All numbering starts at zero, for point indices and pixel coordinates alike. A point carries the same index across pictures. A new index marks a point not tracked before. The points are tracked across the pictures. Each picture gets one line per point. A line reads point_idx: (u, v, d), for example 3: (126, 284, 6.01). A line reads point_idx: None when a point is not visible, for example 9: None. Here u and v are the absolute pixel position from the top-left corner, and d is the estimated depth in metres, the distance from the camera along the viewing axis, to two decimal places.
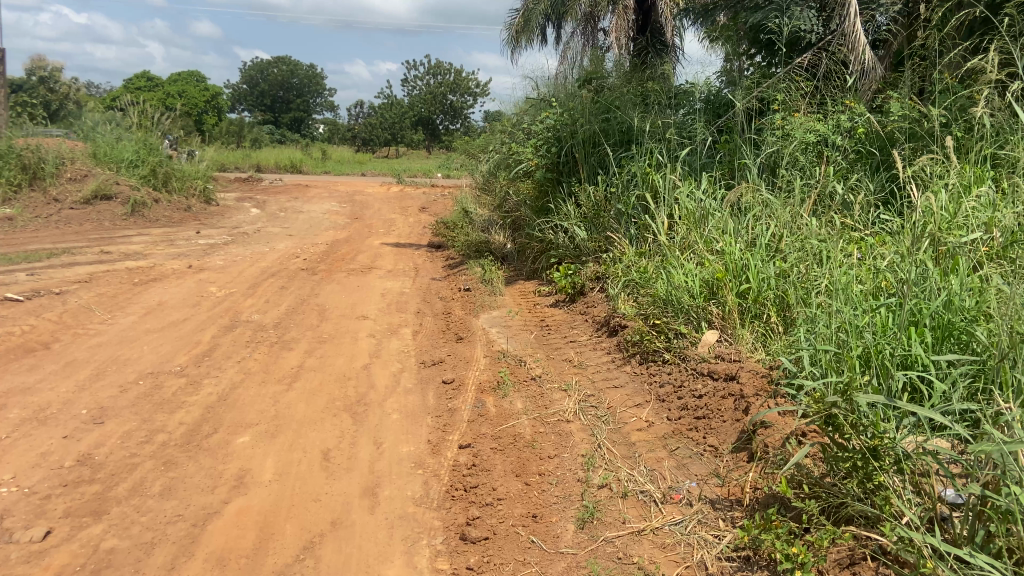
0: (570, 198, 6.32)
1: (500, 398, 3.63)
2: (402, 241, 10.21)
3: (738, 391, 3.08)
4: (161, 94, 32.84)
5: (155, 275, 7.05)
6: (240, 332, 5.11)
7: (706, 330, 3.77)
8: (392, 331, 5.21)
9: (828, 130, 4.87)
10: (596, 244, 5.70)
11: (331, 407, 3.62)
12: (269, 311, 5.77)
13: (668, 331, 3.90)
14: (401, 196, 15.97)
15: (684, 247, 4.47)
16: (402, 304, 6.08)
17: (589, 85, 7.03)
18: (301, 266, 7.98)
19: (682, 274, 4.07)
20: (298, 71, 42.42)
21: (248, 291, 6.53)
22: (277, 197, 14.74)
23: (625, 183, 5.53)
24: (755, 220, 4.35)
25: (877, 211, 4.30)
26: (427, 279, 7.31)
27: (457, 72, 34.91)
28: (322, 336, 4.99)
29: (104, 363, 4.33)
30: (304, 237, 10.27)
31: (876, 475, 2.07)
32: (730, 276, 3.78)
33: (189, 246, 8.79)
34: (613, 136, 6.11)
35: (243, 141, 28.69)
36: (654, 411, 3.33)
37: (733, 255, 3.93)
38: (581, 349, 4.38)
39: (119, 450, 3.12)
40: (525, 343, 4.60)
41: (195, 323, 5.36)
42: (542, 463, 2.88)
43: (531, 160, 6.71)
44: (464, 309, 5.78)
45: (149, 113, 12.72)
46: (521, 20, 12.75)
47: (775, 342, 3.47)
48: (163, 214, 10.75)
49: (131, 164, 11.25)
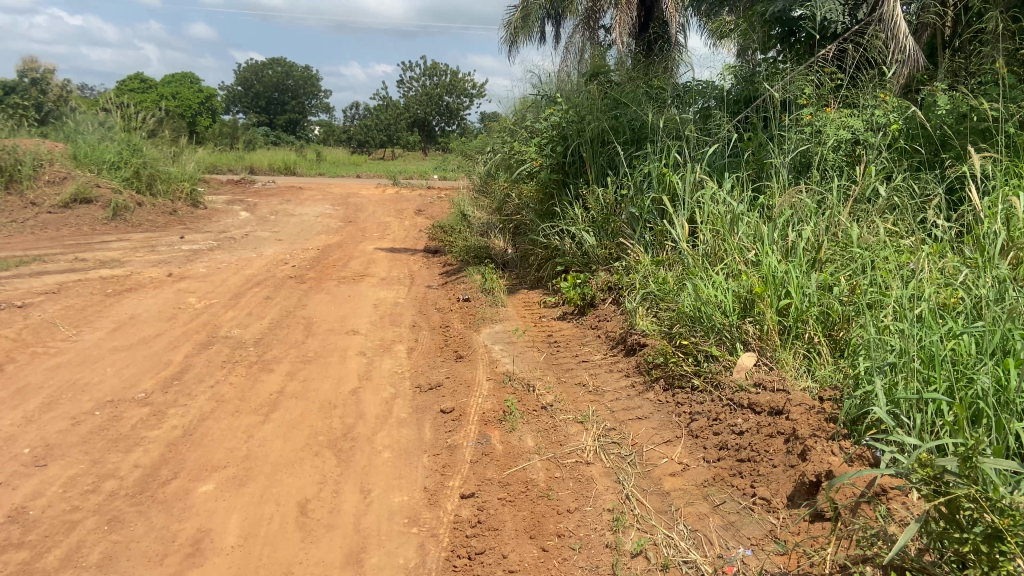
0: (578, 201, 5.85)
1: (507, 432, 3.16)
2: (397, 245, 9.74)
3: (790, 429, 2.63)
4: (153, 96, 32.30)
5: (131, 284, 6.58)
6: (216, 350, 4.64)
7: (742, 353, 3.29)
8: (384, 348, 4.73)
9: (863, 127, 4.42)
10: (607, 251, 5.24)
11: (312, 443, 3.14)
12: (250, 325, 5.30)
13: (697, 353, 3.43)
14: (397, 198, 15.52)
15: (712, 256, 4.01)
16: (396, 317, 5.61)
17: (596, 81, 6.57)
18: (289, 273, 7.51)
19: (711, 286, 3.60)
20: (293, 73, 41.94)
21: (230, 302, 6.05)
22: (267, 200, 14.23)
23: (639, 185, 5.07)
24: (791, 225, 3.89)
25: (925, 218, 3.86)
26: (423, 288, 6.85)
27: (454, 73, 34.44)
28: (307, 354, 4.52)
29: (59, 390, 3.87)
30: (294, 242, 9.79)
31: (1001, 562, 1.58)
32: (770, 290, 3.32)
33: (171, 252, 8.31)
34: (624, 135, 5.65)
35: (236, 143, 28.16)
36: (688, 450, 2.87)
37: (771, 265, 3.46)
38: (595, 371, 3.92)
39: (58, 502, 2.65)
40: (532, 363, 4.13)
41: (167, 340, 4.89)
42: (560, 520, 2.42)
43: (535, 159, 6.25)
44: (464, 322, 5.32)
45: (134, 113, 12.24)
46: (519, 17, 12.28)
47: (824, 369, 3.01)
48: (146, 217, 10.25)
49: (113, 165, 10.76)
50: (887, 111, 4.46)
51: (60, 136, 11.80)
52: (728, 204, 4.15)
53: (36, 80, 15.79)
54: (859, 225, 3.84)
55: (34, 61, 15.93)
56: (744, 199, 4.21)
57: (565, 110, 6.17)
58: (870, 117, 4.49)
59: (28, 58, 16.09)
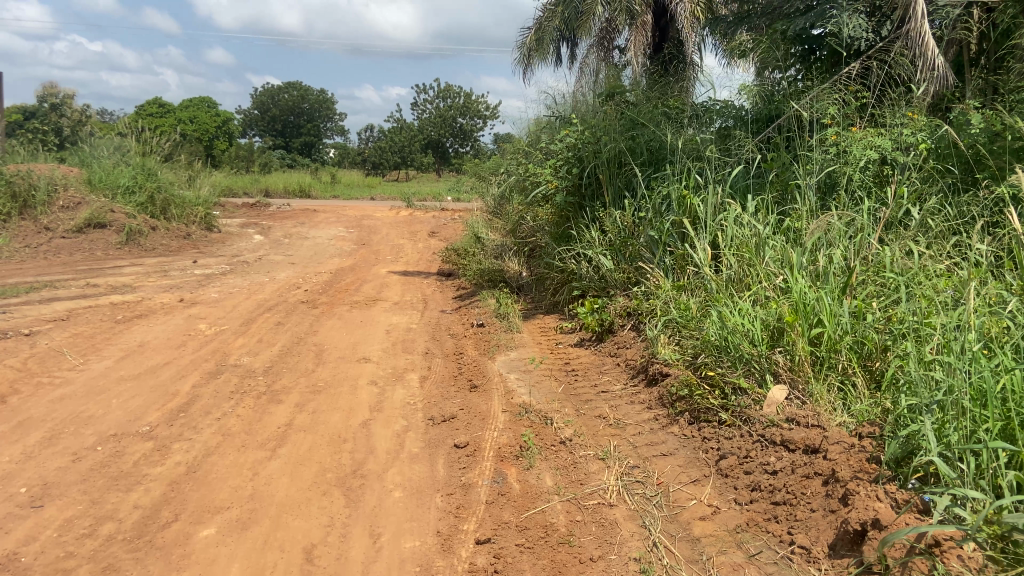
0: (594, 224, 5.72)
1: (525, 470, 3.01)
2: (410, 268, 9.64)
3: (829, 471, 2.47)
4: (171, 120, 32.63)
5: (141, 311, 6.50)
6: (224, 379, 4.52)
7: (772, 385, 3.12)
8: (396, 377, 4.59)
9: (890, 146, 4.28)
10: (625, 275, 5.10)
11: (320, 482, 2.99)
12: (260, 352, 5.18)
13: (724, 386, 3.27)
14: (411, 219, 15.46)
15: (738, 283, 3.86)
16: (409, 344, 5.47)
17: (613, 101, 6.45)
18: (301, 298, 7.40)
19: (738, 313, 3.44)
20: (308, 96, 42.30)
21: (240, 329, 5.94)
22: (282, 222, 14.21)
23: (657, 209, 4.94)
24: (820, 249, 3.74)
25: (961, 242, 3.70)
26: (436, 313, 6.71)
27: (467, 95, 34.59)
28: (317, 384, 4.39)
29: (62, 423, 3.76)
30: (307, 265, 9.72)
31: None
32: (802, 319, 3.16)
33: (183, 277, 8.25)
34: (641, 156, 5.54)
35: (252, 167, 28.31)
36: (718, 491, 2.71)
37: (802, 292, 3.30)
38: (615, 403, 3.75)
39: (52, 546, 2.52)
40: (550, 393, 3.97)
41: (175, 369, 4.78)
42: (584, 570, 2.27)
43: (550, 181, 6.13)
44: (478, 349, 5.17)
45: (150, 138, 12.29)
46: (533, 38, 12.33)
47: (862, 405, 2.85)
48: (159, 241, 10.21)
49: (127, 190, 10.75)
50: (915, 130, 4.32)
51: (75, 161, 11.83)
52: (754, 227, 4.00)
53: (56, 105, 15.90)
54: (891, 249, 3.69)
55: (55, 86, 16.09)
56: (770, 222, 4.06)
57: (581, 131, 6.07)
58: (897, 136, 4.34)
59: (49, 84, 16.25)
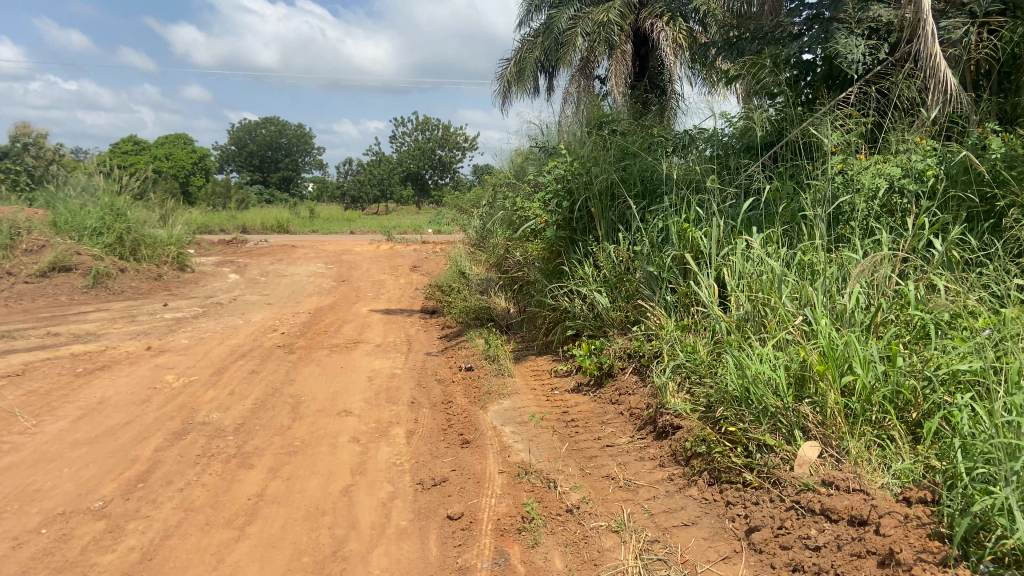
0: (587, 259, 5.42)
1: (529, 548, 2.67)
2: (392, 306, 9.28)
3: (885, 549, 2.18)
4: (146, 157, 32.18)
5: (104, 361, 6.10)
6: (190, 440, 4.14)
7: (802, 441, 2.78)
8: (380, 432, 4.21)
9: (901, 173, 4.02)
10: (622, 314, 4.79)
11: (294, 570, 2.63)
12: (231, 407, 4.78)
13: (747, 442, 2.94)
14: (392, 253, 15.11)
15: (752, 324, 3.55)
16: (393, 392, 5.09)
17: (602, 131, 6.19)
18: (277, 342, 7.01)
19: (757, 360, 3.11)
20: (286, 131, 42.08)
21: (211, 379, 5.56)
22: (259, 260, 13.81)
23: (656, 244, 4.66)
24: (838, 285, 3.45)
25: (988, 276, 3.43)
26: (421, 355, 6.36)
27: (446, 127, 34.53)
28: (293, 443, 4.01)
29: (6, 501, 3.38)
30: (285, 305, 9.33)
31: None
32: (833, 367, 2.83)
33: (152, 322, 7.85)
34: (635, 187, 5.28)
35: (229, 203, 27.84)
36: (752, 571, 2.38)
37: (829, 337, 2.99)
38: (623, 459, 3.41)
39: None
40: (550, 449, 3.61)
41: (136, 429, 4.38)
42: None
43: (539, 216, 5.84)
44: (468, 397, 4.81)
45: (120, 177, 11.90)
46: (514, 69, 12.33)
47: (908, 467, 2.54)
48: (129, 284, 9.80)
49: (94, 231, 10.34)
50: (926, 155, 4.07)
51: (41, 201, 11.40)
52: (766, 262, 3.71)
53: (27, 144, 15.42)
54: (913, 285, 3.41)
55: (25, 125, 15.69)
56: (781, 256, 3.77)
57: (569, 162, 5.80)
58: (907, 162, 4.08)
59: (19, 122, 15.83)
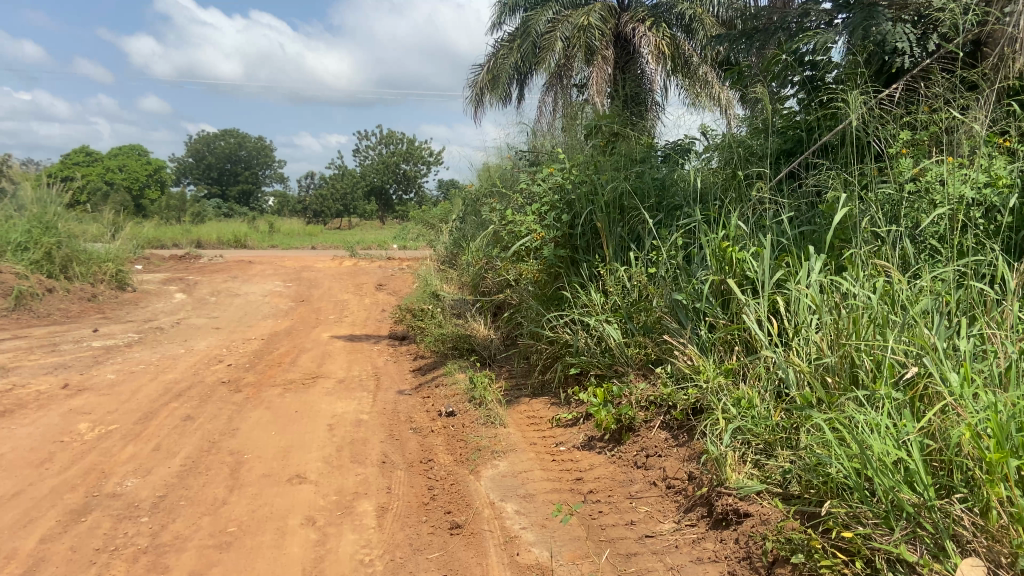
0: (592, 283, 4.56)
1: None
2: (356, 331, 8.30)
3: None
4: (99, 167, 30.60)
5: (7, 404, 5.05)
6: (92, 522, 3.16)
7: (959, 558, 1.90)
8: (344, 508, 3.26)
9: (990, 183, 3.24)
10: (639, 351, 3.92)
11: None
12: (152, 470, 3.77)
13: (871, 555, 2.08)
14: (356, 270, 14.10)
15: (835, 377, 2.72)
16: (359, 448, 4.11)
17: (598, 135, 5.37)
18: (220, 377, 5.99)
19: (873, 433, 2.25)
20: (245, 144, 40.73)
21: (136, 427, 4.56)
22: (211, 277, 12.68)
23: (683, 266, 3.82)
24: (948, 326, 2.64)
25: None
26: (390, 394, 5.40)
27: (411, 140, 33.67)
28: (228, 529, 3.05)
29: None
30: (234, 330, 8.28)
31: None
32: (1001, 451, 1.95)
33: (76, 352, 6.77)
34: (649, 198, 4.46)
35: (184, 215, 26.36)
36: None
37: (975, 402, 2.14)
38: (677, 558, 2.53)
39: None
40: (574, 543, 2.72)
41: (24, 506, 3.37)
42: None
43: (535, 232, 5.00)
44: (452, 454, 3.89)
45: (53, 186, 10.75)
46: (487, 74, 11.49)
47: None
48: (57, 306, 8.67)
49: (19, 246, 9.20)
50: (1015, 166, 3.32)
51: None
52: (847, 290, 2.89)
53: None
54: None
55: None
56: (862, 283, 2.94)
57: (568, 169, 5.00)
58: (992, 168, 3.32)
59: None
